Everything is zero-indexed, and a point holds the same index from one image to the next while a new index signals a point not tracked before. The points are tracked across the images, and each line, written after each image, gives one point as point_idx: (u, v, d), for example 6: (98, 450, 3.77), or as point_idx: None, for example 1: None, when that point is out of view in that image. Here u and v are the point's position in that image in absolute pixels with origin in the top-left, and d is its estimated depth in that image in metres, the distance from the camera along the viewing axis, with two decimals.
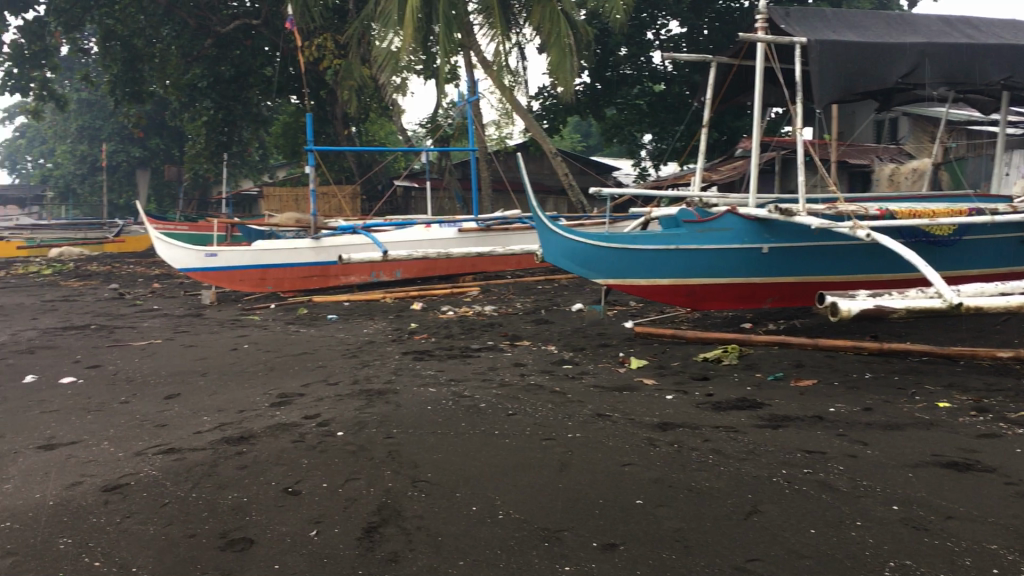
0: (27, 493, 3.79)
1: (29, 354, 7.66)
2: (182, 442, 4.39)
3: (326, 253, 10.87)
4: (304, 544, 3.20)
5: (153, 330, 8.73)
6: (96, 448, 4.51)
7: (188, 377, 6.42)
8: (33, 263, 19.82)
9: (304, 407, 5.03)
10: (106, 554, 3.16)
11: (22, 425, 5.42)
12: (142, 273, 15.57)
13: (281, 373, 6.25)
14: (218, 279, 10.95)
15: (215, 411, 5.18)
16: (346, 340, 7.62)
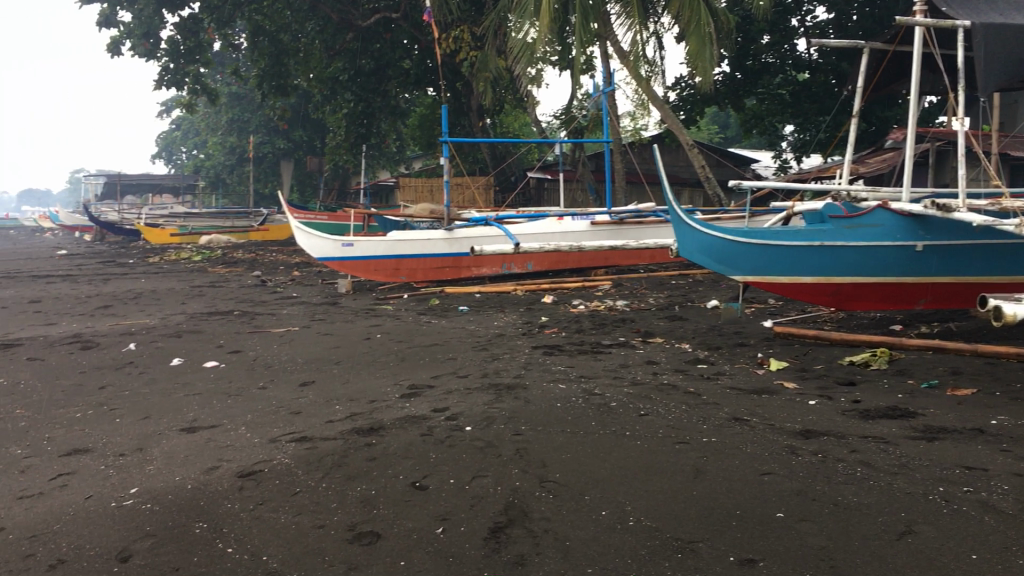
0: (168, 475, 3.90)
1: (177, 338, 7.98)
2: (315, 430, 4.44)
3: (459, 245, 10.94)
4: (430, 542, 3.15)
5: (292, 317, 8.96)
6: (234, 433, 4.62)
7: (323, 365, 6.53)
8: (184, 249, 20.82)
9: (434, 400, 5.00)
10: (239, 541, 3.19)
11: (167, 407, 5.62)
12: (283, 261, 16.09)
13: (412, 364, 6.27)
14: (355, 268, 11.19)
15: (347, 400, 5.23)
16: (477, 332, 7.60)
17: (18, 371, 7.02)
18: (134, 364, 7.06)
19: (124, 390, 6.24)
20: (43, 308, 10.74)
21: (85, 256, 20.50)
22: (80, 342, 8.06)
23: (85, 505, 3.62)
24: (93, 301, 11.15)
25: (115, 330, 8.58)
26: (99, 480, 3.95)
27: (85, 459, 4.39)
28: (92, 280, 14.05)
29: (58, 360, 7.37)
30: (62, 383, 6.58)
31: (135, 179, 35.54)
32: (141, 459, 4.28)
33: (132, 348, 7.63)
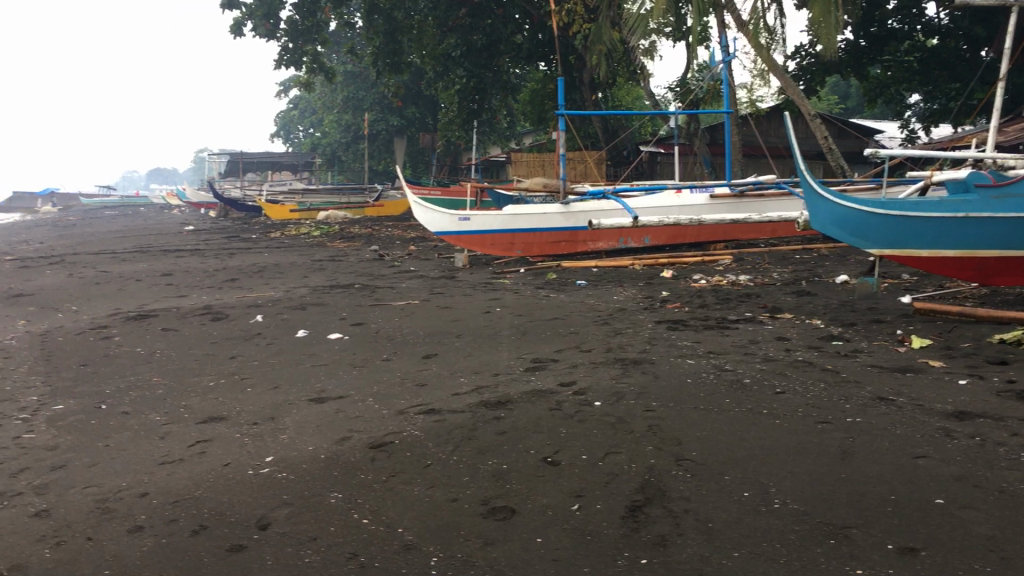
0: (302, 445, 3.94)
1: (301, 310, 8.14)
2: (442, 403, 4.42)
3: (575, 219, 10.81)
4: (566, 518, 3.08)
5: (411, 290, 9.03)
6: (363, 404, 4.65)
7: (444, 338, 6.54)
8: (304, 225, 21.35)
9: (559, 374, 4.92)
10: (373, 512, 3.19)
11: (296, 377, 5.72)
12: (399, 236, 16.30)
13: (534, 338, 6.21)
14: (470, 243, 11.23)
15: (471, 373, 5.20)
16: (597, 306, 7.48)
17: (154, 341, 7.28)
18: (262, 336, 7.23)
19: (254, 360, 6.39)
20: (175, 280, 11.15)
21: (211, 232, 21.24)
22: (210, 313, 8.31)
23: (224, 471, 3.68)
24: (221, 274, 11.52)
25: (243, 302, 8.82)
26: (236, 448, 4.03)
27: (221, 427, 4.50)
28: (219, 255, 14.53)
29: (190, 330, 7.62)
30: (195, 353, 6.79)
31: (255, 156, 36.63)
32: (274, 428, 4.35)
33: (259, 320, 7.82)
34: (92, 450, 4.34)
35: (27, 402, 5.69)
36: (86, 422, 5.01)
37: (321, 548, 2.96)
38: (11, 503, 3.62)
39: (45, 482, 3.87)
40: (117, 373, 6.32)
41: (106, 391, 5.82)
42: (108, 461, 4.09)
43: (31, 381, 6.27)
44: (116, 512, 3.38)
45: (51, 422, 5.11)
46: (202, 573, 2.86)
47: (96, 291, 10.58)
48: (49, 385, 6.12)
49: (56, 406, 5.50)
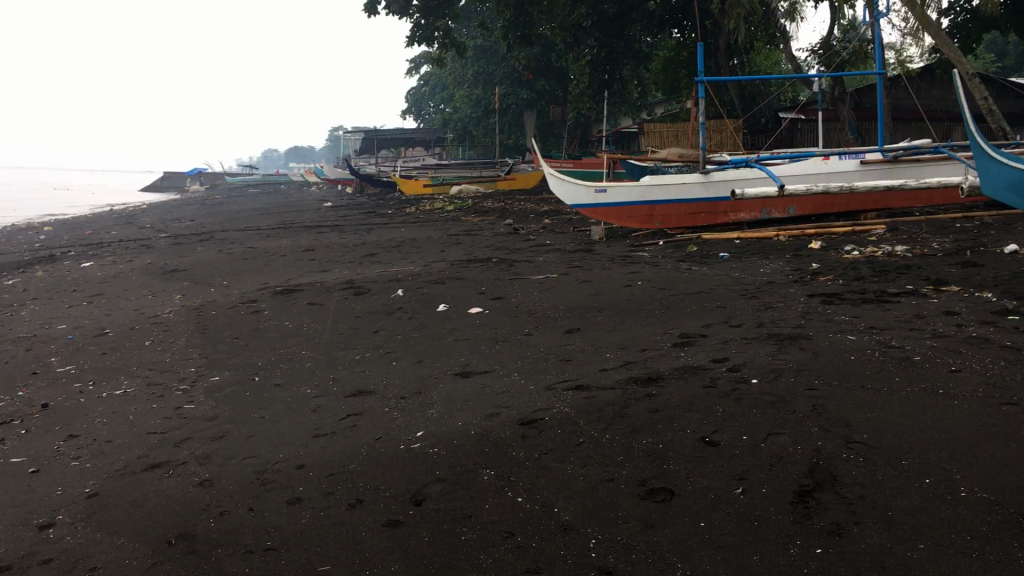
0: (451, 420, 3.91)
1: (441, 284, 8.17)
2: (591, 379, 4.31)
3: (715, 189, 10.47)
4: (730, 502, 2.92)
5: (549, 264, 8.94)
6: (509, 380, 4.59)
7: (586, 312, 6.42)
8: (438, 200, 21.58)
9: (710, 350, 4.73)
10: (529, 491, 3.11)
11: (440, 351, 5.73)
12: (532, 210, 16.24)
13: (679, 312, 6.01)
14: (607, 214, 11.22)
15: (617, 348, 5.07)
16: (743, 279, 7.20)
17: (301, 315, 7.45)
18: (404, 310, 7.28)
19: (398, 334, 6.45)
20: (317, 255, 11.42)
21: (349, 207, 21.74)
22: (353, 288, 8.45)
23: (378, 445, 3.69)
24: (361, 249, 11.74)
25: (384, 276, 8.94)
26: (387, 422, 4.03)
27: (372, 400, 4.53)
28: (358, 230, 14.82)
29: (334, 305, 7.75)
30: (341, 327, 6.90)
31: (389, 133, 37.23)
32: (423, 402, 4.34)
33: (400, 294, 7.89)
34: (250, 422, 4.44)
35: (186, 373, 5.90)
36: (241, 394, 5.15)
37: (477, 526, 2.90)
38: (177, 472, 3.73)
39: (207, 452, 3.98)
40: (267, 346, 6.49)
41: (259, 363, 5.98)
42: (264, 433, 4.17)
43: (188, 353, 6.52)
44: (275, 484, 3.43)
45: (208, 393, 5.28)
46: (361, 548, 2.85)
47: (244, 266, 10.94)
48: (205, 357, 6.33)
49: (213, 378, 5.69)
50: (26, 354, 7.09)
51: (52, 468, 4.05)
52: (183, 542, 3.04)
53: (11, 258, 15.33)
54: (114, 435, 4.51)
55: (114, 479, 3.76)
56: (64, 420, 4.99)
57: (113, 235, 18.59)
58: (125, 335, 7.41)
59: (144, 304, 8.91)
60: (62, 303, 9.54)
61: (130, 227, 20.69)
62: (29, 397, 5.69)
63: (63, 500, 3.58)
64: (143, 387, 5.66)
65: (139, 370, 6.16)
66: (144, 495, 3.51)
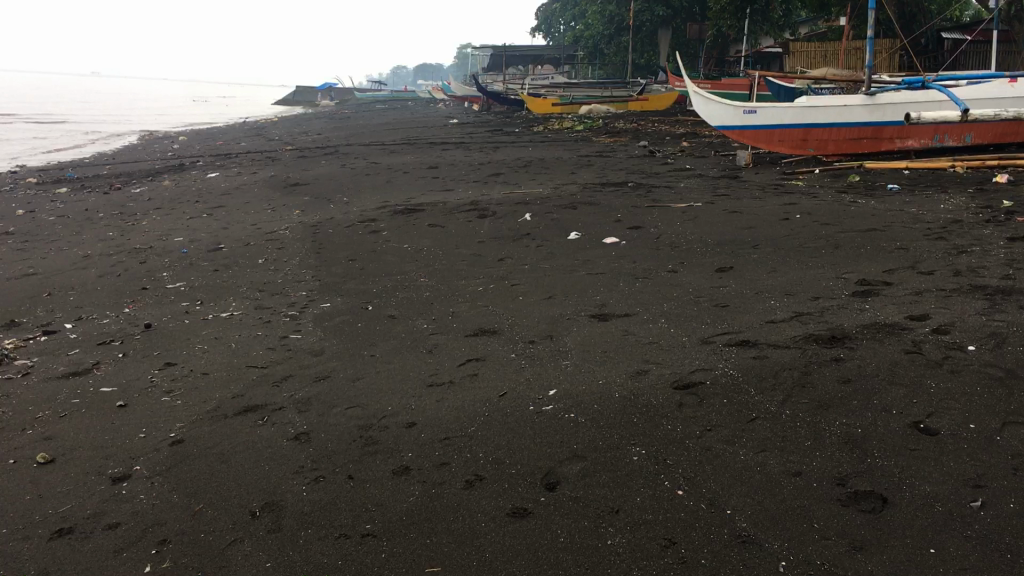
0: (590, 376, 3.27)
1: (572, 210, 7.47)
2: (758, 333, 3.57)
3: (882, 113, 9.32)
4: (968, 521, 2.18)
5: (691, 191, 8.10)
6: (656, 328, 3.91)
7: (739, 248, 5.64)
8: (568, 119, 20.70)
9: (901, 304, 3.91)
10: (692, 482, 2.45)
11: (573, 287, 5.09)
12: (667, 131, 15.24)
13: (852, 254, 5.15)
14: (756, 138, 10.33)
15: (783, 295, 4.31)
16: (923, 216, 6.22)
17: (420, 238, 6.90)
18: (531, 237, 6.63)
19: (525, 265, 5.82)
20: (441, 173, 10.87)
21: (475, 125, 21.15)
22: (477, 210, 7.84)
23: (500, 404, 3.10)
24: (486, 168, 11.12)
25: (510, 198, 8.31)
26: (514, 374, 3.43)
27: (495, 345, 3.93)
28: (483, 148, 14.21)
29: (457, 227, 7.18)
30: (462, 253, 6.32)
31: (517, 49, 36.23)
32: (554, 350, 3.72)
33: (528, 219, 7.23)
34: (360, 361, 3.92)
35: (297, 297, 5.45)
36: (352, 325, 4.65)
37: (626, 527, 2.27)
38: (271, 421, 3.24)
39: (307, 397, 3.48)
40: (384, 270, 5.97)
41: (374, 290, 5.47)
42: (373, 376, 3.64)
43: (301, 274, 6.07)
44: (381, 446, 2.89)
45: (318, 322, 4.82)
46: (479, 545, 2.26)
47: (366, 183, 10.51)
48: (318, 280, 5.87)
49: (324, 304, 5.21)
50: (140, 266, 6.82)
51: (141, 403, 3.64)
52: (269, 516, 2.52)
53: (142, 165, 15.44)
54: (211, 367, 4.08)
55: (203, 423, 3.31)
56: (163, 344, 4.61)
57: (242, 146, 18.60)
58: (239, 251, 7.05)
59: (262, 218, 8.56)
60: (182, 214, 9.33)
61: (259, 139, 20.70)
62: (133, 315, 5.36)
63: (145, 445, 3.15)
64: (250, 311, 5.24)
65: (249, 290, 5.75)
66: (233, 447, 3.04)
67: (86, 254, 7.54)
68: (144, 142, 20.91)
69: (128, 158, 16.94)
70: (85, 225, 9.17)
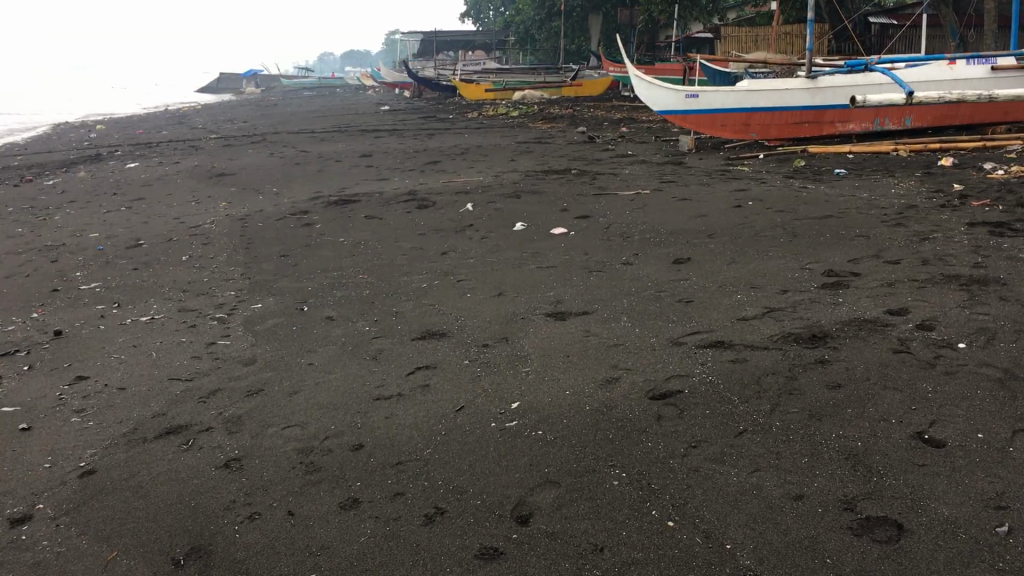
0: (554, 386, 2.97)
1: (516, 199, 7.16)
2: (731, 332, 3.31)
3: (823, 96, 9.20)
4: (996, 550, 1.92)
5: (636, 178, 7.87)
6: (619, 328, 3.63)
7: (693, 238, 5.40)
8: (502, 105, 20.37)
9: (875, 297, 3.68)
10: (682, 511, 2.16)
11: (524, 282, 4.79)
12: (604, 117, 15.03)
13: (813, 242, 4.94)
14: (698, 122, 10.14)
15: (748, 288, 4.07)
16: (876, 202, 6.06)
17: (356, 230, 6.53)
18: (474, 228, 6.31)
19: (470, 258, 5.49)
20: (375, 162, 10.47)
21: (406, 112, 20.65)
22: (416, 200, 7.48)
23: (458, 420, 2.78)
24: (422, 157, 10.74)
25: (450, 187, 7.96)
26: (470, 384, 3.11)
27: (445, 350, 3.61)
28: (417, 136, 13.83)
29: (395, 218, 6.82)
30: (402, 246, 5.96)
31: (447, 34, 35.71)
32: (511, 356, 3.41)
33: (470, 209, 6.90)
34: (297, 371, 3.55)
35: (224, 298, 5.04)
36: (286, 329, 4.27)
37: (614, 569, 1.97)
38: (198, 445, 2.87)
39: (238, 414, 3.11)
40: (318, 267, 5.58)
41: (309, 288, 5.09)
42: (312, 389, 3.28)
43: (229, 272, 5.65)
44: (325, 475, 2.54)
45: (248, 325, 4.42)
46: None
47: (296, 172, 10.05)
48: (248, 278, 5.46)
49: (255, 306, 4.82)
50: (51, 266, 6.30)
51: (48, 426, 3.22)
52: (195, 565, 2.17)
53: (56, 156, 14.67)
54: (127, 381, 3.66)
55: (118, 449, 2.92)
56: (74, 354, 4.17)
57: (163, 135, 17.85)
58: (161, 247, 6.57)
59: (186, 211, 8.07)
60: (99, 207, 8.77)
61: (182, 127, 19.92)
62: (41, 321, 4.89)
63: (49, 479, 2.75)
64: (173, 314, 4.82)
65: (172, 291, 5.31)
66: (154, 478, 2.66)
67: None
68: (59, 131, 19.97)
69: (41, 148, 16.10)
70: None
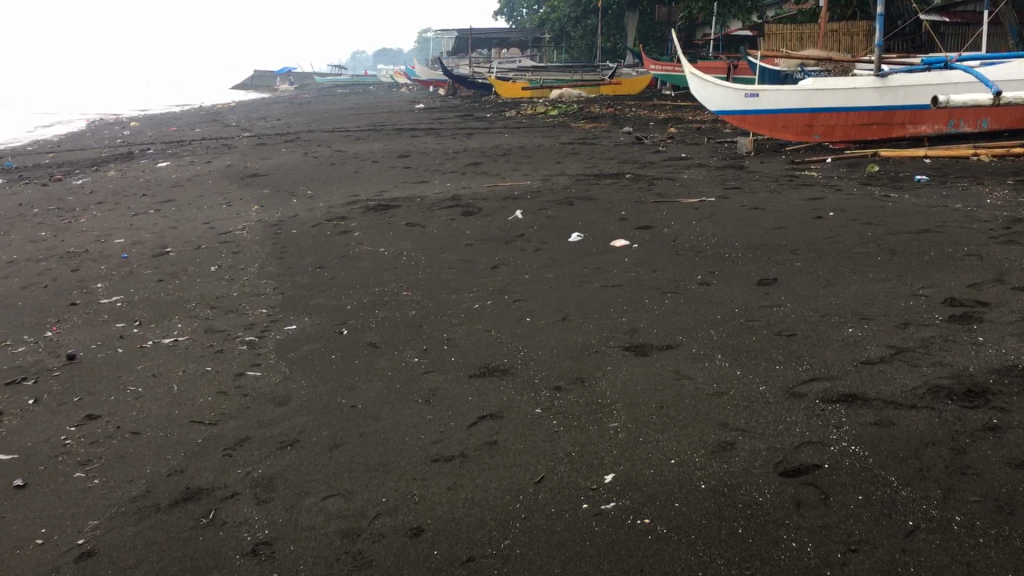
0: (654, 451, 2.42)
1: (568, 205, 6.63)
2: (860, 382, 2.74)
3: (894, 96, 8.56)
4: None
5: (698, 183, 7.29)
6: (716, 369, 3.07)
7: (775, 254, 4.83)
8: (540, 103, 19.81)
9: (1022, 336, 3.09)
10: None
11: (590, 304, 4.23)
12: (649, 116, 14.44)
13: (916, 262, 4.36)
14: (757, 123, 9.52)
15: (858, 320, 3.50)
16: (975, 214, 5.44)
17: (398, 239, 6.02)
18: (526, 238, 5.78)
19: (524, 273, 4.96)
20: (414, 163, 9.96)
21: (442, 110, 20.16)
22: (460, 205, 6.96)
23: (539, 499, 2.24)
24: (462, 157, 10.22)
25: (496, 192, 7.44)
26: (547, 444, 2.56)
27: (510, 393, 3.07)
28: (455, 135, 13.31)
29: (440, 226, 6.31)
30: (447, 258, 5.44)
31: (481, 31, 35.04)
32: (592, 403, 2.86)
33: (519, 216, 6.37)
34: (338, 416, 3.03)
35: (254, 317, 4.54)
36: (324, 358, 3.76)
37: None
38: (221, 519, 2.35)
39: (269, 475, 2.59)
40: (358, 281, 5.08)
41: (348, 307, 4.57)
42: (356, 443, 2.75)
43: (260, 286, 5.15)
44: (378, 573, 2.01)
45: (282, 352, 3.91)
46: None
47: (331, 173, 9.57)
48: (281, 293, 4.96)
49: (288, 327, 4.31)
50: (70, 275, 5.84)
51: (47, 484, 2.71)
52: None
53: (87, 153, 14.33)
54: (142, 423, 3.16)
55: (125, 521, 2.40)
56: (85, 385, 3.68)
57: (195, 132, 17.49)
58: (188, 256, 6.10)
59: (215, 215, 7.61)
60: (125, 210, 8.33)
61: (215, 124, 19.59)
62: (55, 342, 4.41)
63: (39, 563, 2.24)
64: (199, 334, 4.32)
65: (199, 307, 4.82)
66: (166, 569, 2.14)
67: (10, 258, 6.54)
68: (92, 128, 19.69)
69: (73, 145, 15.79)
70: (17, 223, 8.14)
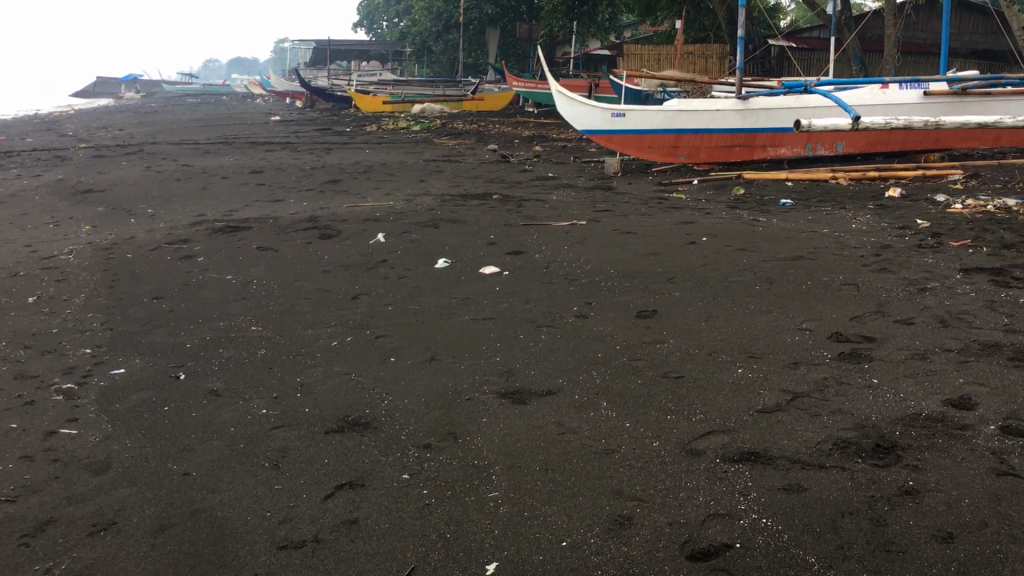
0: (540, 530, 2.09)
1: (433, 228, 6.27)
2: (761, 436, 2.50)
3: (755, 118, 8.64)
4: None
5: (567, 205, 7.08)
6: (602, 420, 2.77)
7: (651, 283, 4.61)
8: (402, 118, 19.40)
9: (917, 377, 2.93)
10: None
11: (460, 341, 3.88)
12: (513, 133, 14.25)
13: (795, 292, 4.22)
14: (623, 143, 9.41)
15: (747, 359, 3.28)
16: (844, 240, 5.41)
17: (247, 265, 5.52)
18: (388, 264, 5.38)
19: (387, 305, 4.56)
20: (267, 180, 9.39)
21: (300, 123, 19.44)
22: (317, 227, 6.50)
23: None
24: (320, 174, 9.71)
25: (356, 212, 7.01)
26: (415, 522, 2.19)
27: (373, 453, 2.68)
28: (313, 150, 12.74)
29: (295, 251, 5.83)
30: (302, 287, 4.98)
31: (343, 42, 34.31)
32: (468, 466, 2.51)
33: (381, 240, 5.97)
34: (167, 488, 2.56)
35: (75, 359, 3.96)
36: (156, 410, 3.26)
37: None
38: None
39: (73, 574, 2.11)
40: (200, 315, 4.55)
41: (187, 347, 4.06)
42: (187, 524, 2.31)
43: (86, 321, 4.55)
44: None
45: (105, 403, 3.38)
46: None
47: (175, 190, 8.88)
48: (110, 330, 4.39)
49: (116, 371, 3.76)
50: None
51: None
52: None
53: None
54: None
55: None
56: None
57: (26, 143, 16.19)
58: (3, 284, 5.40)
59: (40, 236, 6.86)
60: None
61: (51, 134, 18.25)
62: None
63: None
64: (7, 381, 3.72)
65: (9, 347, 4.19)
66: None
67: None
68: None
69: None
70: None
